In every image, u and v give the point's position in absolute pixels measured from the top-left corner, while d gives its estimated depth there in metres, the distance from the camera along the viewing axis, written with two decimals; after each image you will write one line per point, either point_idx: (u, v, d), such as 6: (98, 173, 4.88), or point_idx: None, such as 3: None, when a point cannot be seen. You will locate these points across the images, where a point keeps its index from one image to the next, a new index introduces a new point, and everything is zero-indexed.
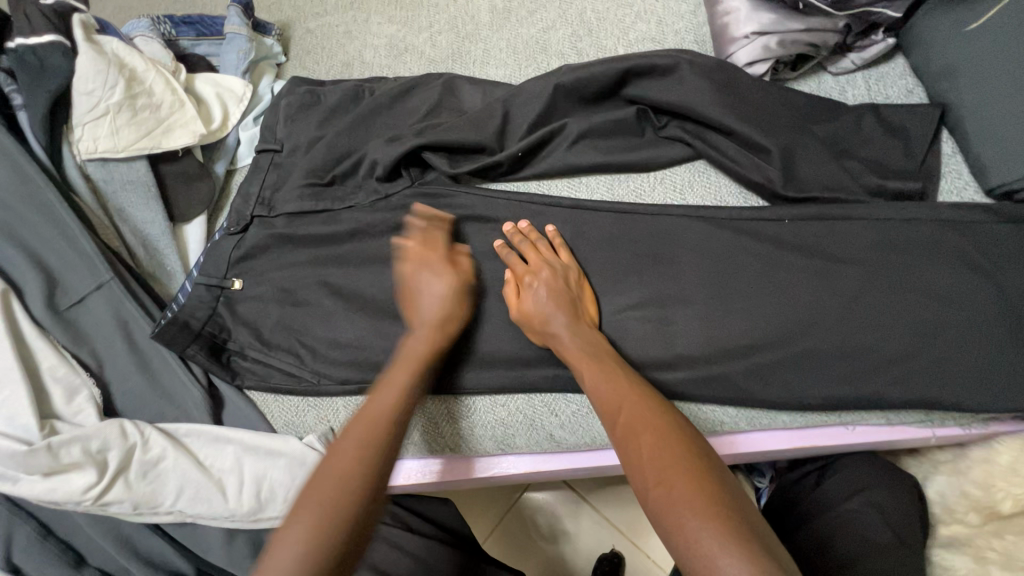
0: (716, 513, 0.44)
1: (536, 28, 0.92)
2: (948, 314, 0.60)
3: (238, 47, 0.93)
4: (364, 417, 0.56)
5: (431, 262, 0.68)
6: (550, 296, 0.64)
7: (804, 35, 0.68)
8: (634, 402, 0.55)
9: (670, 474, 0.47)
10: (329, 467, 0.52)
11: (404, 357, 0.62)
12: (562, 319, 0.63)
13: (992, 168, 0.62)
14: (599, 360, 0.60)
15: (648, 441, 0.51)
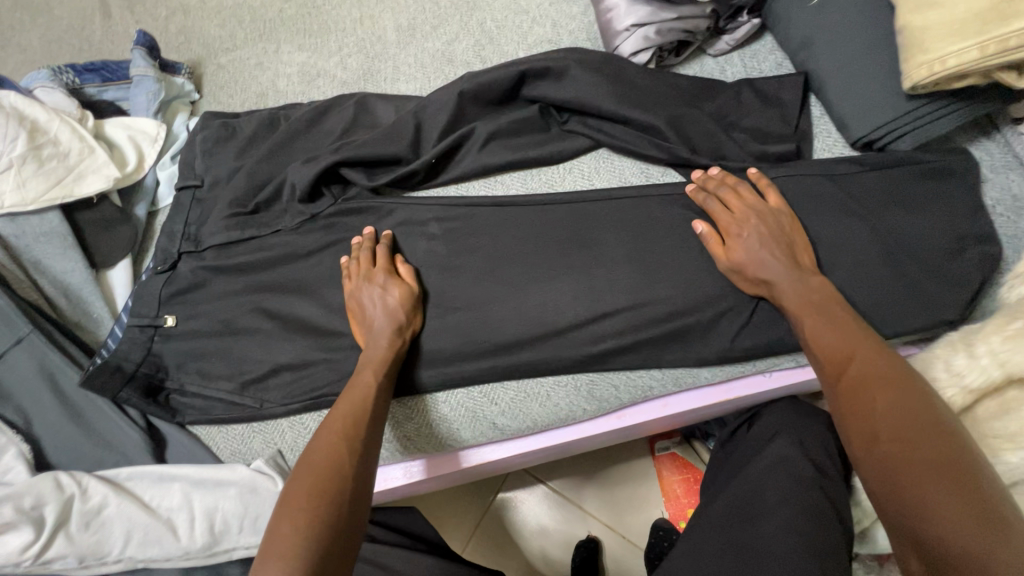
0: (958, 482, 0.47)
1: (441, 41, 0.96)
2: (837, 257, 0.65)
3: (147, 89, 0.93)
4: (332, 425, 0.59)
5: (368, 275, 0.71)
6: (764, 240, 0.63)
7: (677, 23, 0.74)
8: (867, 357, 0.55)
9: (917, 444, 0.49)
10: (305, 473, 0.55)
11: (361, 369, 0.65)
12: (778, 263, 0.63)
13: (852, 121, 0.68)
14: (821, 309, 0.60)
15: (885, 401, 0.52)
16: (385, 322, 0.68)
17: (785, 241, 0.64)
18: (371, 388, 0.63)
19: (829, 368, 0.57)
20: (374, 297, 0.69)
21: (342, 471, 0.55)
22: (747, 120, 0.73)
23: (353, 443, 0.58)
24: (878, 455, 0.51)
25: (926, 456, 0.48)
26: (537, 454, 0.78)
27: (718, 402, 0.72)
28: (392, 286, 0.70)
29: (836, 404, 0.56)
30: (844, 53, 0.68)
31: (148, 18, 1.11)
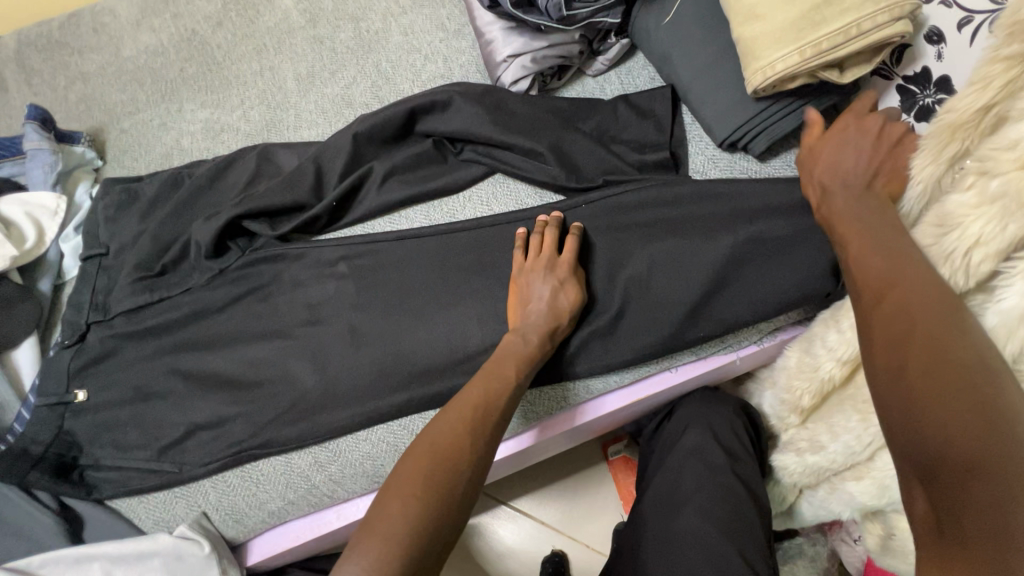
0: (975, 409, 0.39)
1: (340, 85, 0.98)
2: (715, 254, 0.70)
3: (43, 162, 0.91)
4: (461, 412, 0.60)
5: (549, 262, 0.69)
6: (855, 151, 0.60)
7: (550, 50, 0.79)
8: (914, 279, 0.48)
9: (935, 369, 0.42)
10: (413, 460, 0.57)
11: (502, 354, 0.66)
12: (863, 161, 0.59)
13: (716, 126, 0.72)
14: (875, 233, 0.53)
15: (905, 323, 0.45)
16: (544, 320, 0.67)
17: (892, 162, 0.59)
18: (510, 379, 0.63)
19: (863, 298, 0.50)
20: (545, 284, 0.68)
21: (461, 471, 0.56)
22: (623, 134, 0.78)
23: (476, 431, 0.59)
24: (893, 378, 0.44)
25: (929, 371, 0.41)
26: None
27: (630, 403, 0.75)
28: (566, 286, 0.68)
29: (864, 332, 0.49)
30: (698, 65, 0.73)
31: (46, 90, 1.09)
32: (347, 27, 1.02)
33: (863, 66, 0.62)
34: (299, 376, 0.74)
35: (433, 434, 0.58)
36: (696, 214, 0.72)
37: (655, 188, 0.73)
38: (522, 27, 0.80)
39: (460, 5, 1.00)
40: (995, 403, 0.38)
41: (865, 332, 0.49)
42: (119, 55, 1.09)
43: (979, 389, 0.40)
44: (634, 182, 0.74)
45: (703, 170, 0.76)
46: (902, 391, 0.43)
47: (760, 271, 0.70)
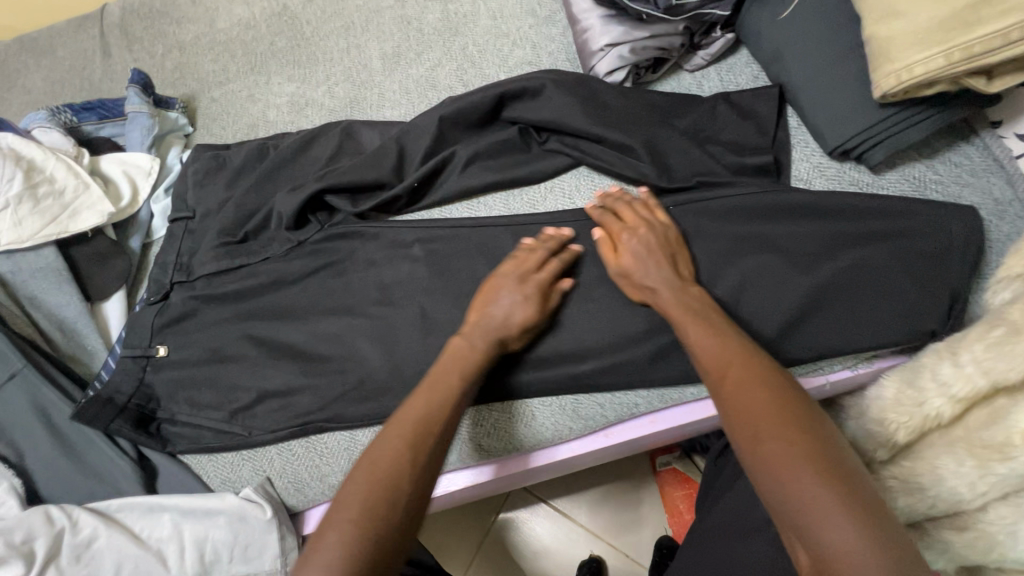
0: (830, 473, 0.44)
1: (425, 67, 0.98)
2: (817, 271, 0.65)
3: (142, 125, 0.96)
4: (397, 434, 0.54)
5: (523, 275, 0.66)
6: (644, 246, 0.65)
7: (650, 41, 0.75)
8: (740, 357, 0.53)
9: (789, 440, 0.46)
10: (359, 487, 0.51)
11: (443, 368, 0.61)
12: (659, 272, 0.63)
13: (827, 132, 0.67)
14: (698, 315, 0.58)
15: (756, 395, 0.50)
16: (497, 331, 0.63)
17: (671, 257, 0.64)
18: (454, 392, 0.58)
19: (709, 377, 0.54)
20: (648, 259, 0.64)
21: (402, 495, 0.51)
22: (722, 133, 0.73)
23: (416, 445, 0.54)
24: (771, 461, 0.46)
25: (790, 447, 0.46)
26: (528, 475, 0.77)
27: (702, 417, 0.72)
28: (529, 299, 0.65)
29: (719, 409, 0.52)
30: (814, 64, 0.68)
31: (145, 56, 1.14)
32: (435, 9, 1.01)
33: (1016, 74, 0.56)
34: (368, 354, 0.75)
35: (368, 461, 0.53)
36: (799, 224, 0.67)
37: (753, 194, 0.69)
38: (622, 16, 0.77)
39: None
40: (836, 458, 0.45)
41: (723, 413, 0.52)
42: (215, 26, 1.12)
43: (830, 461, 0.45)
44: (730, 187, 0.70)
45: (807, 179, 0.71)
46: (774, 476, 0.45)
47: (868, 294, 0.64)
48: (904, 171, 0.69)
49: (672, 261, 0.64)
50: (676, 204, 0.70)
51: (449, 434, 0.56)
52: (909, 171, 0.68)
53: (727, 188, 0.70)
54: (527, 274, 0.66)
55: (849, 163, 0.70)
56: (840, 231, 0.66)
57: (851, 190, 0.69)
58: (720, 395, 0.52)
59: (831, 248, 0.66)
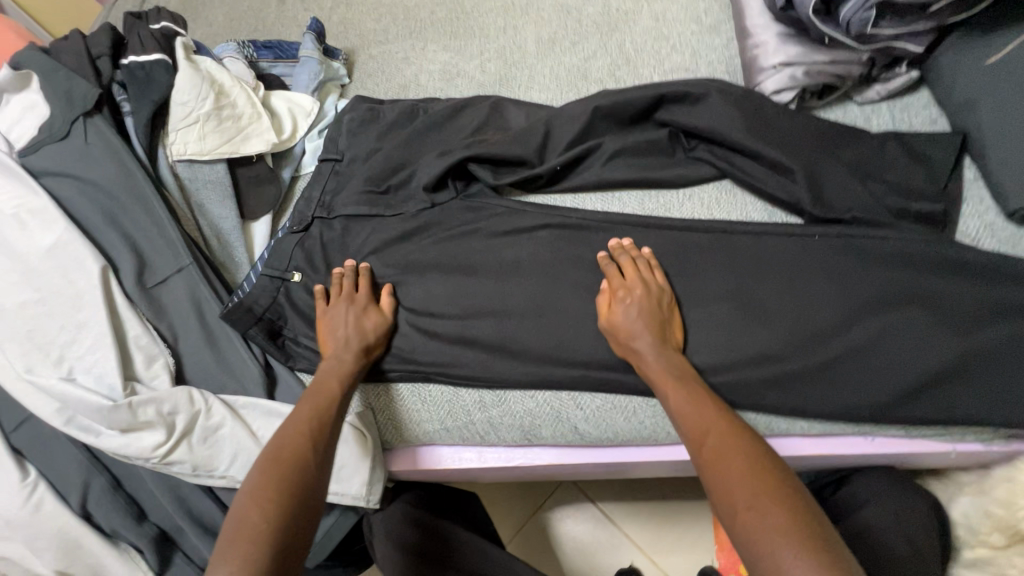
0: (805, 535, 0.46)
1: (578, 57, 1.00)
2: (971, 334, 0.62)
3: (311, 70, 1.04)
4: (302, 429, 0.64)
5: (349, 298, 0.78)
6: (641, 314, 0.67)
7: (828, 67, 0.73)
8: (719, 426, 0.57)
9: (763, 507, 0.49)
10: (270, 467, 0.60)
11: (319, 378, 0.72)
12: (648, 336, 0.66)
13: (1011, 192, 0.64)
14: (681, 382, 0.62)
15: (737, 465, 0.52)
16: (356, 341, 0.75)
17: (659, 321, 0.67)
18: (334, 398, 0.69)
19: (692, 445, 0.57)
20: (637, 318, 0.66)
21: (304, 475, 0.60)
22: (887, 174, 0.70)
23: (317, 437, 0.64)
24: (749, 528, 0.48)
25: (767, 514, 0.48)
26: (607, 468, 0.79)
27: (808, 455, 0.69)
28: (370, 312, 0.78)
29: (704, 482, 0.54)
30: (1012, 119, 0.64)
31: (316, 8, 1.23)
32: (597, 2, 1.03)
33: None
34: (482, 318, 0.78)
35: (274, 449, 0.62)
36: (960, 283, 0.64)
37: (913, 243, 0.66)
38: (803, 37, 0.76)
39: (720, 2, 0.96)
40: (812, 524, 0.47)
41: (705, 479, 0.54)
42: None
43: (806, 524, 0.47)
44: (888, 232, 0.67)
45: (976, 237, 0.67)
46: (750, 539, 0.48)
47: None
48: None
49: (659, 323, 0.67)
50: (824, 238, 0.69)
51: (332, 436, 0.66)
52: None
53: (884, 232, 0.67)
54: (353, 301, 0.78)
55: None
56: (1005, 299, 0.62)
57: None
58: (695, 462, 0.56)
59: (991, 313, 0.62)
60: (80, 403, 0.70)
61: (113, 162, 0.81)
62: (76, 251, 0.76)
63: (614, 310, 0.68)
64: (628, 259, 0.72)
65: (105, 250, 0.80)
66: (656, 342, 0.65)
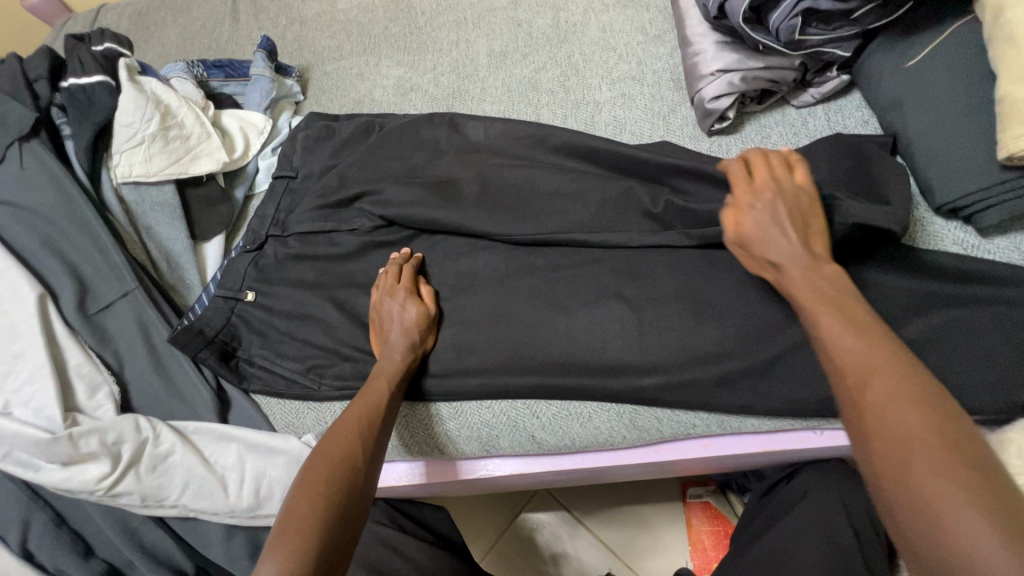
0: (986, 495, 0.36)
1: (529, 69, 1.01)
2: (909, 326, 0.63)
3: (262, 87, 1.02)
4: (348, 423, 0.63)
5: (391, 290, 0.76)
6: (774, 216, 0.59)
7: (763, 72, 0.76)
8: (889, 361, 0.45)
9: (913, 440, 0.40)
10: (322, 460, 0.59)
11: (378, 375, 0.70)
12: (787, 242, 0.57)
13: (937, 187, 0.66)
14: (829, 294, 0.52)
15: (890, 397, 0.43)
16: (400, 337, 0.73)
17: (796, 220, 0.58)
18: (383, 396, 0.68)
19: (846, 384, 0.46)
20: (769, 223, 0.59)
21: (356, 471, 0.59)
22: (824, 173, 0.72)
23: (366, 433, 0.63)
24: (906, 477, 0.39)
25: (925, 450, 0.39)
26: (570, 474, 0.79)
27: (760, 452, 0.71)
28: (412, 302, 0.74)
29: (847, 412, 0.45)
30: (937, 117, 0.67)
31: (269, 26, 1.23)
32: (547, 15, 1.05)
33: None
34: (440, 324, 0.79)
35: (326, 445, 0.61)
36: (897, 276, 0.66)
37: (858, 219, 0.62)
38: (738, 44, 0.78)
39: (664, 12, 0.99)
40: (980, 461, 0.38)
41: (848, 411, 0.45)
42: (336, 8, 1.20)
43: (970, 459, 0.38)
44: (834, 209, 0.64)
45: (907, 232, 0.69)
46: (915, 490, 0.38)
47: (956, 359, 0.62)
48: (1016, 239, 0.66)
49: (802, 228, 0.58)
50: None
51: (379, 435, 0.64)
52: (1022, 238, 0.65)
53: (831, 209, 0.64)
54: (400, 292, 0.75)
55: (954, 222, 0.68)
56: (934, 290, 0.64)
57: (953, 250, 0.67)
58: (873, 430, 0.42)
59: (923, 305, 0.64)
60: (16, 438, 0.67)
61: (51, 187, 0.79)
62: (13, 279, 0.74)
63: (744, 233, 0.61)
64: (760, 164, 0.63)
65: (45, 277, 0.77)
66: (792, 247, 0.57)
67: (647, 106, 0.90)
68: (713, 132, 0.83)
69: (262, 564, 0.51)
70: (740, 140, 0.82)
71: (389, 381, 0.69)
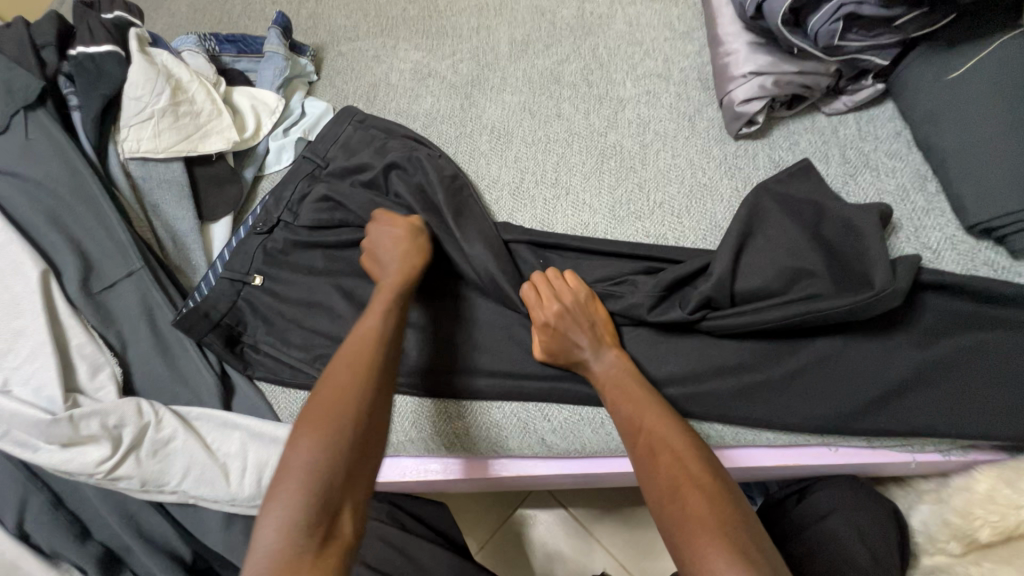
0: (727, 538, 0.46)
1: (552, 60, 0.98)
2: (934, 347, 0.62)
3: (275, 65, 0.99)
4: (346, 355, 0.58)
5: (389, 222, 0.74)
6: (574, 327, 0.66)
7: (797, 77, 0.74)
8: (663, 423, 0.57)
9: (685, 493, 0.50)
10: (320, 398, 0.54)
11: (378, 300, 0.65)
12: (587, 347, 0.65)
13: (971, 205, 0.64)
14: (625, 382, 0.62)
15: (667, 459, 0.54)
16: (400, 260, 0.70)
17: (588, 327, 0.67)
18: (384, 321, 0.62)
19: (633, 438, 0.58)
20: (570, 332, 0.66)
21: (355, 405, 0.54)
22: (821, 216, 0.68)
23: (360, 363, 0.57)
24: (675, 523, 0.49)
25: (695, 504, 0.49)
26: (577, 478, 0.77)
27: (773, 466, 0.69)
28: (406, 235, 0.72)
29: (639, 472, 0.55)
30: (975, 132, 0.65)
31: (284, 2, 1.19)
32: (572, 5, 1.02)
33: None
34: (428, 324, 0.76)
35: (325, 382, 0.56)
36: (927, 294, 0.64)
37: (842, 311, 0.60)
38: (772, 47, 0.76)
39: (693, 9, 0.97)
40: (732, 508, 0.49)
41: (642, 470, 0.55)
42: None
43: (721, 507, 0.49)
44: (820, 302, 0.61)
45: (938, 251, 0.67)
46: (682, 535, 0.48)
47: (982, 383, 0.60)
48: None
49: (594, 331, 0.67)
50: (755, 315, 0.64)
51: (383, 373, 0.58)
52: None
53: (812, 306, 0.61)
54: (399, 226, 0.73)
55: (985, 242, 0.66)
56: (961, 312, 0.63)
57: (983, 271, 0.64)
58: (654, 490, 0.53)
59: (951, 326, 0.63)
60: (15, 417, 0.66)
61: (57, 160, 0.77)
62: (15, 254, 0.72)
63: (557, 349, 0.67)
64: (553, 279, 0.71)
65: (48, 252, 0.75)
66: (593, 348, 0.65)
67: (672, 105, 0.88)
68: (740, 136, 0.81)
69: (261, 526, 0.48)
70: (768, 145, 0.80)
71: (385, 314, 0.63)
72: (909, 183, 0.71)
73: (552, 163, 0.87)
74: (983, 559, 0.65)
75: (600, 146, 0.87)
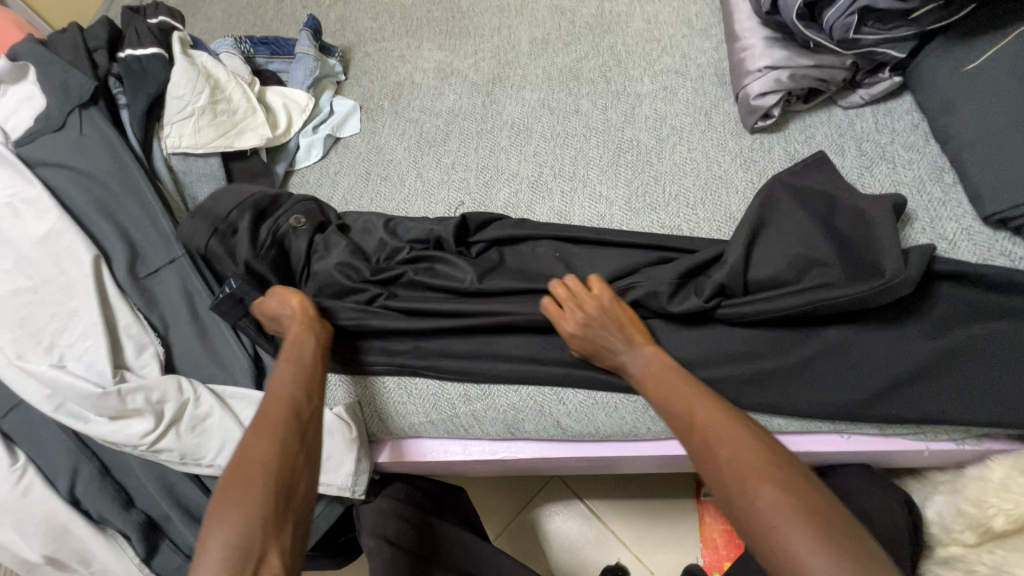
0: (801, 514, 0.48)
1: (571, 57, 1.00)
2: (948, 336, 0.62)
3: (306, 66, 1.04)
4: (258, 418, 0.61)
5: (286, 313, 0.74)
6: (603, 329, 0.67)
7: (812, 71, 0.75)
8: (714, 407, 0.58)
9: (752, 474, 0.51)
10: (235, 468, 0.56)
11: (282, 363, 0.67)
12: (621, 347, 0.67)
13: (988, 196, 0.65)
14: (668, 375, 0.63)
15: (719, 442, 0.55)
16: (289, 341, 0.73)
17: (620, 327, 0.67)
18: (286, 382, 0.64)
19: (684, 425, 0.59)
20: (605, 335, 0.67)
21: (264, 466, 0.56)
22: (838, 207, 0.69)
23: (264, 427, 0.59)
24: (736, 502, 0.51)
25: (764, 486, 0.50)
26: (591, 462, 0.79)
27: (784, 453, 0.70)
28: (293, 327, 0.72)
29: (693, 457, 0.57)
30: (991, 124, 0.66)
31: (314, 5, 1.24)
32: (591, 5, 1.04)
33: None
34: None
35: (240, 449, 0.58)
36: (943, 284, 0.64)
37: (854, 298, 0.61)
38: (787, 41, 0.78)
39: (711, 6, 0.98)
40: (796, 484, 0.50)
41: (697, 455, 0.56)
42: None
43: (789, 484, 0.50)
44: (831, 289, 0.63)
45: (954, 241, 0.67)
46: (749, 515, 0.50)
47: (995, 370, 0.61)
48: None
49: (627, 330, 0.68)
50: (767, 302, 0.65)
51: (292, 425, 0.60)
52: None
53: (824, 293, 0.62)
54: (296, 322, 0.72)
55: (1002, 233, 0.66)
56: (977, 301, 0.63)
57: (1001, 262, 0.64)
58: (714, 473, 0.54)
59: (966, 315, 0.63)
60: (69, 390, 0.71)
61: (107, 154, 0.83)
62: (69, 240, 0.78)
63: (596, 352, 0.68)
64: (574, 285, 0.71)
65: (98, 240, 0.81)
66: (627, 346, 0.67)
67: (689, 100, 0.89)
68: (756, 130, 0.82)
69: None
70: (784, 138, 0.81)
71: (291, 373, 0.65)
72: (927, 174, 0.72)
73: (569, 156, 0.90)
74: (996, 547, 0.65)
75: (617, 141, 0.89)
